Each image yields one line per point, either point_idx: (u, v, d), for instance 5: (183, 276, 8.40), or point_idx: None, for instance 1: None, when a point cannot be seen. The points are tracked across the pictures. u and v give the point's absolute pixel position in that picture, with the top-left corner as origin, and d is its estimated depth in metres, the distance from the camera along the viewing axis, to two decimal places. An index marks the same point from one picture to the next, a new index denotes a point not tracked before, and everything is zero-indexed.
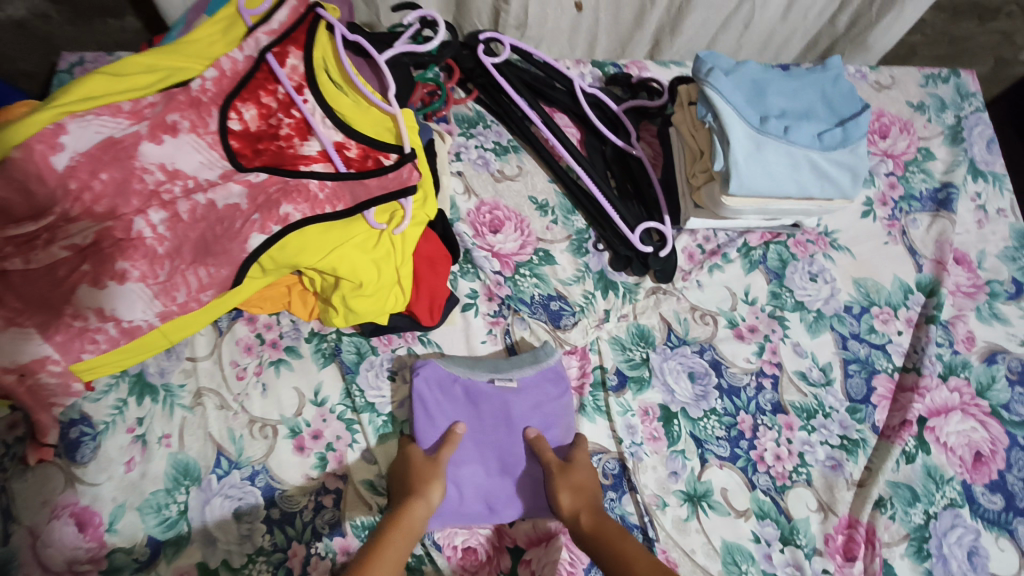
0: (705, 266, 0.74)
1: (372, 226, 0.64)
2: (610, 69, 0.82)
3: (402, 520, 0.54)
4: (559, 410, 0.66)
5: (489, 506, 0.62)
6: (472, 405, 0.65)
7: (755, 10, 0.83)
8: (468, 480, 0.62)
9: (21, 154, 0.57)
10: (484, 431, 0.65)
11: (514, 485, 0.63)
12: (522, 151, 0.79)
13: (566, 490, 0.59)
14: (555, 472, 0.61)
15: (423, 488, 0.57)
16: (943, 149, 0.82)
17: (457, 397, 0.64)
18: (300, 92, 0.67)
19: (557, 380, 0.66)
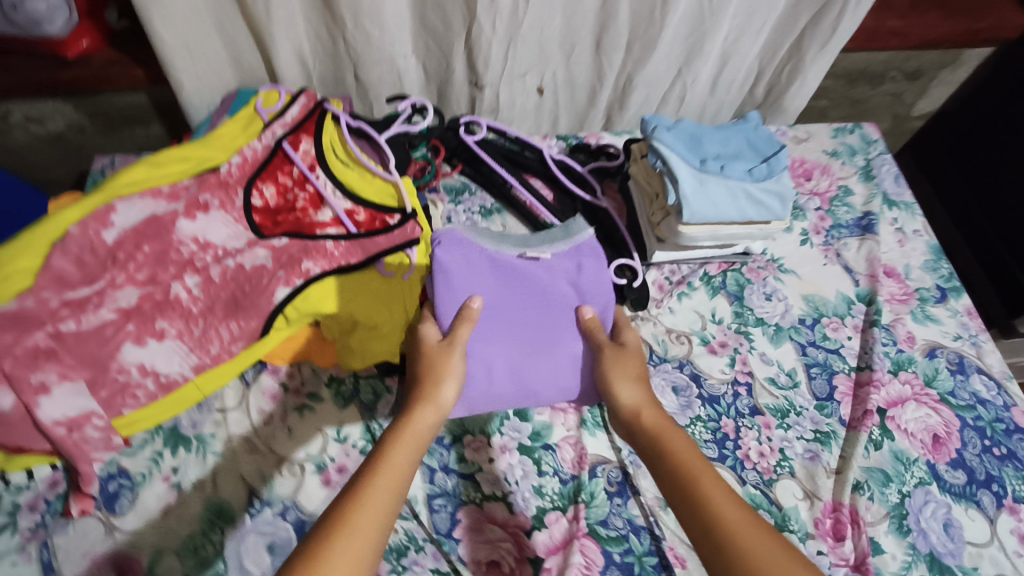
0: (674, 294, 0.85)
1: (382, 275, 0.74)
2: (573, 141, 0.98)
3: (414, 423, 0.57)
4: (594, 287, 0.70)
5: (521, 386, 0.69)
6: (500, 280, 0.68)
7: (686, 87, 1.01)
8: (500, 360, 0.68)
9: (77, 230, 0.68)
10: (509, 308, 0.68)
11: (547, 361, 0.68)
12: (504, 212, 0.91)
13: (618, 374, 0.64)
14: (608, 363, 0.65)
15: (437, 383, 0.61)
16: (860, 185, 0.96)
17: (485, 274, 0.67)
18: (313, 170, 0.79)
19: (592, 254, 0.70)
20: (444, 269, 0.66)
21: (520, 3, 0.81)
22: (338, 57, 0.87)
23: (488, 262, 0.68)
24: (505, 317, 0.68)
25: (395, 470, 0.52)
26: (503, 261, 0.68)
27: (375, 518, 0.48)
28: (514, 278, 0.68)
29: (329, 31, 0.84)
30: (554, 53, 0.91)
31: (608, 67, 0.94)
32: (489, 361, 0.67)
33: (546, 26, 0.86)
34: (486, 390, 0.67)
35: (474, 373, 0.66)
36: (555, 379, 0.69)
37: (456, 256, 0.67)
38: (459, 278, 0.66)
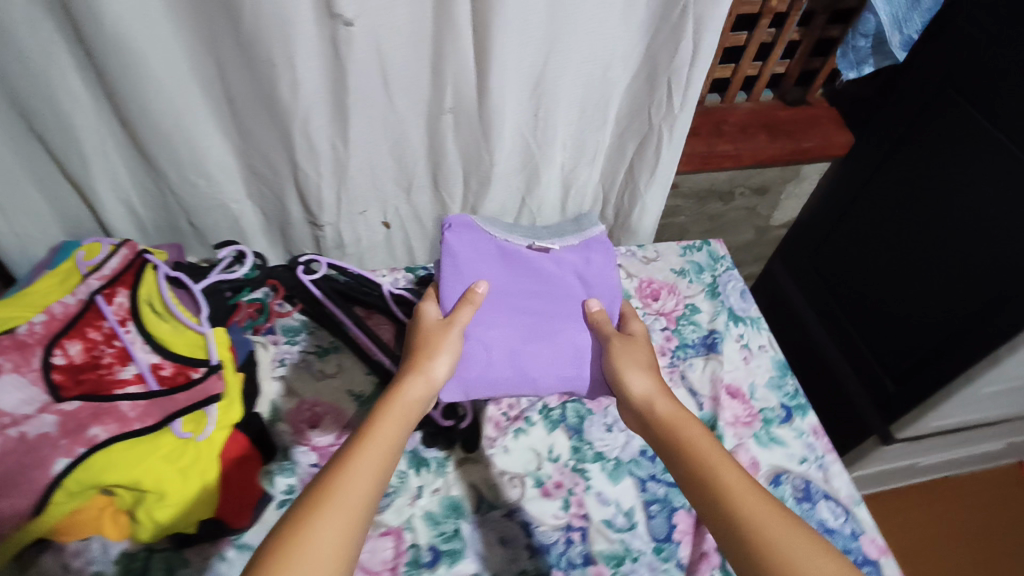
0: (509, 432, 0.82)
1: (178, 437, 0.70)
2: (421, 271, 0.98)
3: (405, 389, 0.67)
4: (599, 285, 0.84)
5: (517, 367, 0.79)
6: (510, 269, 0.81)
7: (534, 213, 1.03)
8: (501, 344, 0.79)
9: None
10: (517, 295, 0.81)
11: (546, 346, 0.80)
12: (342, 350, 0.89)
13: (626, 355, 0.75)
14: (617, 356, 0.75)
15: (428, 362, 0.70)
16: (706, 302, 0.97)
17: (496, 263, 0.80)
18: (124, 324, 0.74)
19: (600, 250, 0.85)
20: (455, 255, 0.79)
21: (341, 151, 0.83)
22: (168, 206, 0.87)
23: (499, 252, 0.81)
24: (507, 302, 0.80)
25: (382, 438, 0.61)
26: (512, 254, 0.81)
27: (371, 466, 0.57)
28: (518, 272, 0.81)
29: (153, 183, 0.84)
30: (391, 190, 0.92)
31: (450, 201, 0.96)
32: (487, 344, 0.78)
33: (375, 169, 0.88)
34: (481, 367, 0.77)
35: (472, 351, 0.77)
36: (550, 362, 0.79)
37: (470, 243, 0.79)
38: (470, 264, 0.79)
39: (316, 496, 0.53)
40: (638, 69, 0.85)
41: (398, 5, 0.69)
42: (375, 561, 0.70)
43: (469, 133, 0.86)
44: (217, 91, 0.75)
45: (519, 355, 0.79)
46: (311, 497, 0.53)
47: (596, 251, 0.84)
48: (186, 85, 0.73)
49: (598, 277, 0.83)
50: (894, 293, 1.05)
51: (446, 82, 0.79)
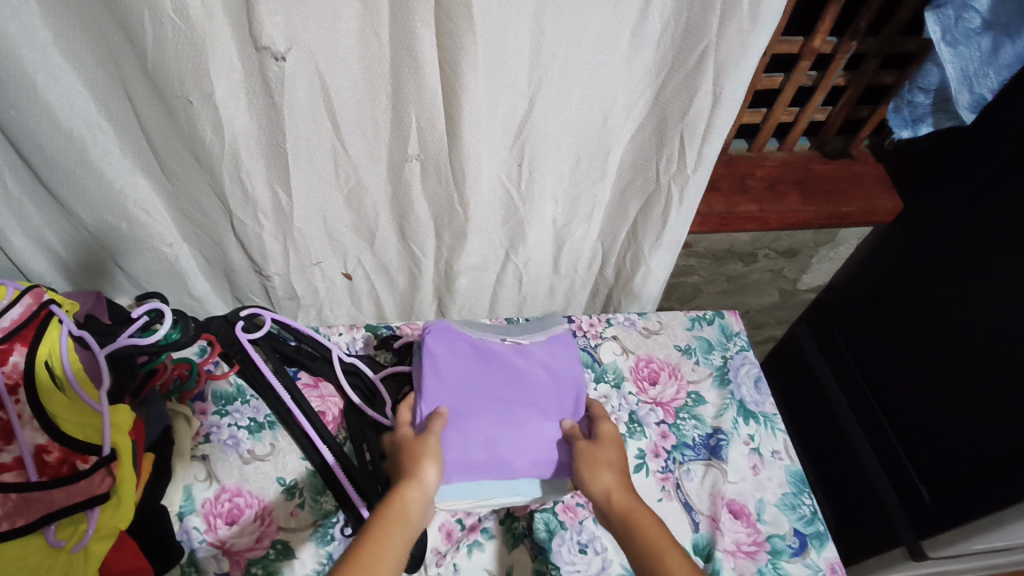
0: (462, 547, 0.68)
1: (48, 544, 0.58)
2: (383, 331, 0.85)
3: (397, 501, 0.54)
4: (574, 378, 0.70)
5: (495, 456, 0.65)
6: (482, 360, 0.68)
7: (520, 270, 0.90)
8: (475, 431, 0.65)
9: None
10: (488, 385, 0.67)
11: (521, 435, 0.66)
12: (279, 427, 0.76)
13: (596, 465, 0.62)
14: (585, 456, 0.63)
15: (418, 464, 0.59)
16: (712, 391, 0.83)
17: (467, 352, 0.67)
18: (14, 392, 0.59)
19: (568, 344, 0.72)
20: (432, 352, 0.66)
21: (284, 196, 0.71)
22: (92, 245, 0.76)
23: (472, 347, 0.68)
24: (477, 390, 0.67)
25: (387, 548, 0.49)
26: (487, 347, 0.69)
27: None
28: (496, 363, 0.68)
29: (71, 220, 0.73)
30: (349, 239, 0.80)
31: (420, 254, 0.84)
32: (466, 432, 0.65)
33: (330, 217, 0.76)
34: (461, 457, 0.64)
35: (449, 442, 0.64)
36: (537, 451, 0.66)
37: (447, 344, 0.67)
38: (447, 360, 0.67)
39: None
40: (644, 120, 0.73)
41: (344, 37, 0.58)
42: None
43: (436, 183, 0.74)
44: (133, 125, 0.64)
45: (498, 444, 0.66)
46: None
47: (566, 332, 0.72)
48: None
49: (570, 369, 0.70)
50: (937, 402, 0.88)
51: (408, 123, 0.67)
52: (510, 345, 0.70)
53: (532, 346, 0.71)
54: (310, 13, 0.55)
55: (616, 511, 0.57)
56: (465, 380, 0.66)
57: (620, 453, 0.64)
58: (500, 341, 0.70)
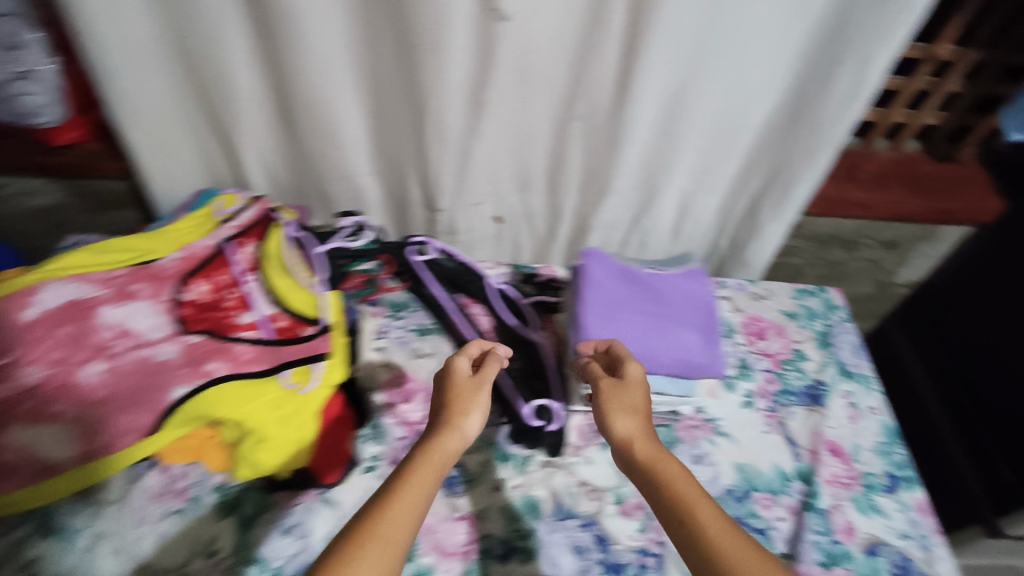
0: (595, 444, 0.80)
1: (283, 385, 0.74)
2: (526, 270, 0.98)
3: (439, 443, 0.60)
4: (709, 301, 0.77)
5: (642, 353, 0.70)
6: (629, 281, 0.76)
7: (646, 232, 1.02)
8: (625, 331, 0.71)
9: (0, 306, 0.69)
10: (635, 297, 0.75)
11: (665, 337, 0.71)
12: (441, 333, 0.89)
13: (619, 412, 0.59)
14: (608, 398, 0.61)
15: (462, 412, 0.63)
16: (815, 351, 0.93)
17: (616, 273, 0.76)
18: (248, 273, 0.82)
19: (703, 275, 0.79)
20: (585, 271, 0.76)
21: (469, 141, 0.85)
22: (302, 170, 0.92)
23: (620, 271, 0.77)
24: (625, 301, 0.74)
25: (420, 483, 0.55)
26: (634, 272, 0.78)
27: (399, 524, 0.51)
28: (642, 284, 0.76)
29: (294, 147, 0.89)
30: (509, 187, 0.94)
31: (564, 206, 0.97)
32: (616, 331, 0.71)
33: (498, 164, 0.89)
34: (613, 351, 0.70)
35: (601, 336, 0.70)
36: (679, 352, 0.71)
37: (598, 265, 0.77)
38: (598, 277, 0.75)
39: (354, 534, 0.50)
40: (782, 102, 0.84)
41: (554, 10, 0.71)
42: (449, 542, 0.72)
43: (595, 143, 0.87)
44: (365, 69, 0.80)
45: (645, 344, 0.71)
46: (340, 551, 0.48)
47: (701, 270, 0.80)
48: (336, 56, 0.77)
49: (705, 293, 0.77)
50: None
51: (583, 88, 0.80)
52: (653, 273, 0.78)
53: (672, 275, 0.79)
54: None
55: (639, 457, 0.56)
56: (614, 293, 0.74)
57: (645, 400, 0.61)
58: (647, 269, 0.78)
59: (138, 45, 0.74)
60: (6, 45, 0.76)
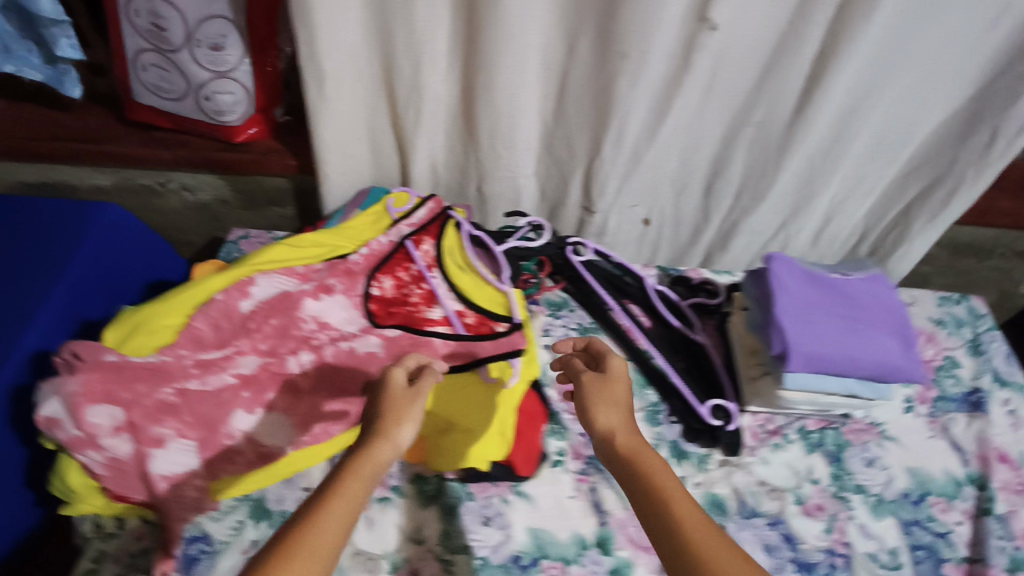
0: (769, 444, 0.82)
1: (486, 381, 0.76)
2: (673, 272, 1.00)
3: (365, 456, 0.52)
4: (895, 306, 0.77)
5: (843, 352, 0.70)
6: (816, 283, 0.77)
7: (789, 238, 1.03)
8: (823, 330, 0.72)
9: (222, 297, 0.72)
10: (825, 299, 0.75)
11: (863, 338, 0.72)
12: (602, 333, 0.92)
13: (602, 406, 0.60)
14: (584, 396, 0.62)
15: (395, 421, 0.55)
16: (967, 358, 0.94)
17: (801, 274, 0.77)
18: (430, 269, 0.84)
19: (884, 280, 0.80)
20: (773, 270, 0.77)
21: (642, 145, 0.86)
22: (466, 169, 0.93)
23: (804, 273, 0.78)
24: (816, 301, 0.74)
25: (346, 505, 0.48)
26: (818, 274, 0.78)
27: (317, 554, 0.45)
28: (828, 286, 0.77)
29: (464, 148, 0.90)
30: (665, 190, 0.95)
31: (715, 210, 0.98)
32: (814, 329, 0.71)
33: (664, 169, 0.91)
34: (815, 349, 0.70)
35: (801, 334, 0.71)
36: (877, 354, 0.71)
37: (784, 266, 0.77)
38: (786, 277, 0.76)
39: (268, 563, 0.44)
40: (955, 112, 0.85)
41: (756, 20, 0.72)
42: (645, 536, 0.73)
43: (764, 148, 0.88)
44: (555, 73, 0.80)
45: (844, 344, 0.71)
46: None
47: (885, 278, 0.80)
48: (533, 60, 0.77)
49: (891, 298, 0.77)
50: None
51: (765, 97, 0.81)
52: (836, 276, 0.79)
53: (855, 279, 0.79)
54: None
55: (621, 450, 0.57)
56: (805, 293, 0.75)
57: (628, 396, 0.61)
58: (833, 274, 0.78)
59: (342, 46, 0.75)
60: (210, 45, 0.78)
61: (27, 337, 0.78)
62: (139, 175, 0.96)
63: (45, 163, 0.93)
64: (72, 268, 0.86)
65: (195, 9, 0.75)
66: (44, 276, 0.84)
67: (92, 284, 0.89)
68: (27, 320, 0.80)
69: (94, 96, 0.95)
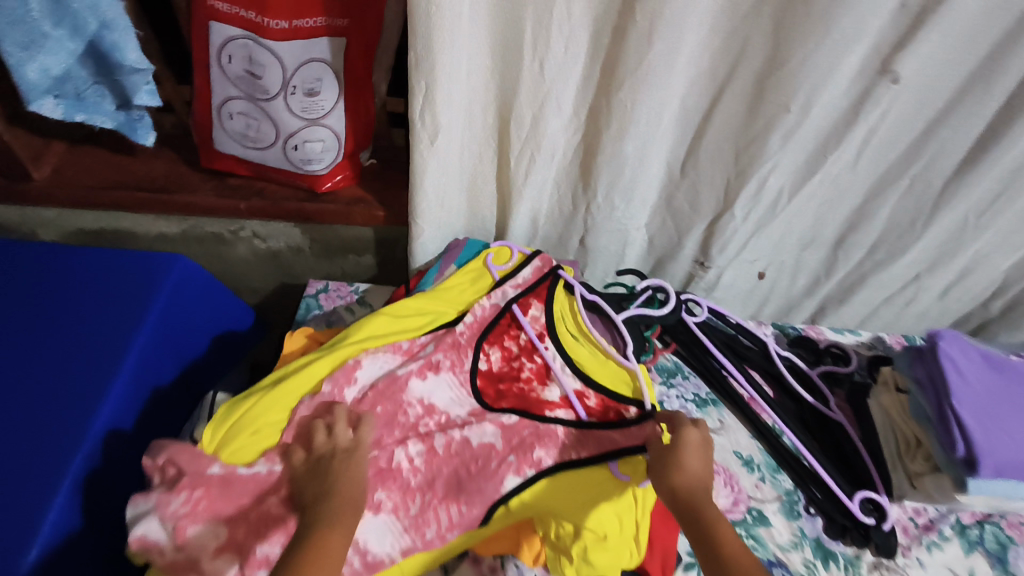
0: (923, 542, 0.73)
1: (615, 477, 0.65)
2: (791, 331, 0.90)
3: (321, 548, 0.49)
4: None
5: None
6: (996, 370, 0.69)
7: (917, 293, 0.92)
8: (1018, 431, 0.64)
9: (328, 385, 0.65)
10: (1010, 390, 0.67)
11: None
12: (720, 405, 0.83)
13: (676, 469, 0.58)
14: (658, 464, 0.59)
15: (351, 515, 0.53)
16: None
17: (978, 359, 0.69)
18: (542, 339, 0.74)
19: None
20: (948, 355, 0.68)
21: (779, 199, 0.77)
22: (571, 221, 0.84)
23: (981, 357, 0.70)
24: (1002, 394, 0.66)
25: None
26: (996, 357, 0.70)
27: None
28: (1009, 372, 0.69)
29: (572, 198, 0.81)
30: (790, 244, 0.86)
31: (842, 264, 0.88)
32: (1008, 430, 0.63)
33: (793, 222, 0.81)
34: (1014, 455, 0.62)
35: (995, 436, 0.63)
36: None
37: (959, 349, 0.69)
38: (963, 364, 0.68)
39: None
40: None
41: (936, 68, 0.63)
42: None
43: (912, 202, 0.78)
44: (692, 122, 0.72)
45: None
46: None
47: None
48: (667, 110, 0.68)
49: None
50: None
51: (928, 150, 0.71)
52: (1013, 359, 0.71)
53: None
54: (938, 40, 0.59)
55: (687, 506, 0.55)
56: (988, 385, 0.67)
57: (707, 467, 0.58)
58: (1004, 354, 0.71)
59: (459, 97, 0.66)
60: (306, 90, 0.71)
61: (98, 415, 0.70)
62: (207, 223, 0.87)
63: (107, 212, 0.85)
64: (143, 332, 0.76)
65: (293, 53, 0.68)
66: (113, 343, 0.75)
67: (162, 347, 0.80)
68: (99, 396, 0.71)
69: (162, 136, 0.87)
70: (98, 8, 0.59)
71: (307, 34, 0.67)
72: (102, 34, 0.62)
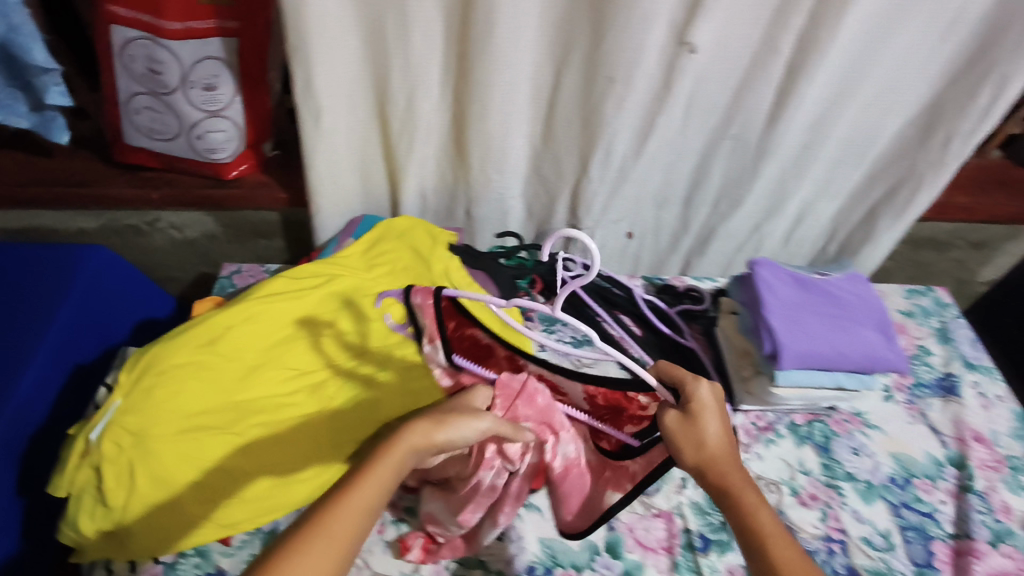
0: (761, 440, 0.86)
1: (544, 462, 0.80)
2: (658, 282, 1.03)
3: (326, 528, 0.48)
4: (874, 304, 0.83)
5: (835, 348, 0.76)
6: (802, 286, 0.83)
7: (762, 240, 1.07)
8: (814, 330, 0.77)
9: (233, 330, 0.76)
10: (812, 301, 0.81)
11: (851, 335, 0.78)
12: (594, 344, 0.95)
13: (692, 438, 0.60)
14: (678, 429, 0.61)
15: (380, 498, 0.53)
16: (938, 346, 0.99)
17: (788, 279, 0.83)
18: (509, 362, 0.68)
19: (859, 281, 0.86)
20: (762, 276, 0.82)
21: (629, 164, 0.91)
22: (455, 193, 0.96)
23: (791, 278, 0.84)
24: (804, 305, 0.80)
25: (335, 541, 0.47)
26: (803, 278, 0.84)
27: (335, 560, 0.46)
28: (814, 289, 0.83)
29: (452, 171, 0.93)
30: (647, 204, 0.99)
31: (694, 219, 1.03)
32: (806, 330, 0.77)
33: (645, 183, 0.95)
34: (809, 348, 0.75)
35: (795, 335, 0.76)
36: (862, 347, 0.77)
37: (771, 272, 0.83)
38: (774, 283, 0.82)
39: (292, 542, 0.46)
40: (914, 118, 0.90)
41: (725, 39, 0.78)
42: (652, 539, 0.76)
43: (739, 159, 0.93)
44: (543, 97, 0.85)
45: (834, 341, 0.77)
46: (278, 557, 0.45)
47: (865, 277, 0.88)
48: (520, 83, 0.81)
49: (871, 298, 0.84)
50: None
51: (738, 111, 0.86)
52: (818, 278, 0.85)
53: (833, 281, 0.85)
54: (719, 14, 0.74)
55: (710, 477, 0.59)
56: (793, 299, 0.80)
57: (726, 431, 0.60)
58: (813, 275, 0.85)
59: (334, 80, 0.78)
60: (204, 85, 0.81)
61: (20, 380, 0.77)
62: (124, 215, 0.96)
63: (27, 209, 0.93)
64: (61, 308, 0.84)
65: (188, 51, 0.78)
66: (33, 318, 0.82)
67: (82, 325, 0.87)
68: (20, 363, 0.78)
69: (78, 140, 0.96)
70: (4, 13, 0.69)
71: (199, 34, 0.77)
72: (10, 38, 0.71)
